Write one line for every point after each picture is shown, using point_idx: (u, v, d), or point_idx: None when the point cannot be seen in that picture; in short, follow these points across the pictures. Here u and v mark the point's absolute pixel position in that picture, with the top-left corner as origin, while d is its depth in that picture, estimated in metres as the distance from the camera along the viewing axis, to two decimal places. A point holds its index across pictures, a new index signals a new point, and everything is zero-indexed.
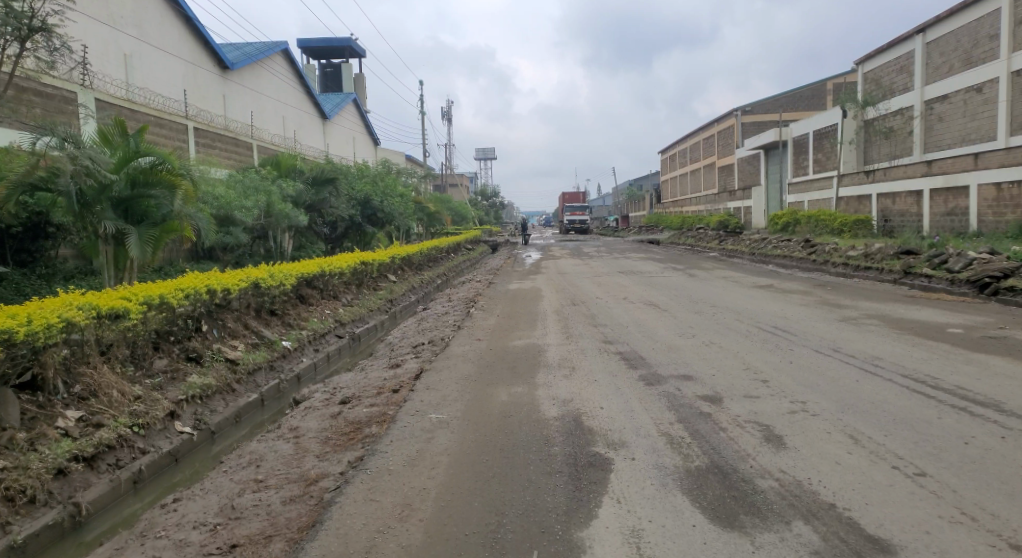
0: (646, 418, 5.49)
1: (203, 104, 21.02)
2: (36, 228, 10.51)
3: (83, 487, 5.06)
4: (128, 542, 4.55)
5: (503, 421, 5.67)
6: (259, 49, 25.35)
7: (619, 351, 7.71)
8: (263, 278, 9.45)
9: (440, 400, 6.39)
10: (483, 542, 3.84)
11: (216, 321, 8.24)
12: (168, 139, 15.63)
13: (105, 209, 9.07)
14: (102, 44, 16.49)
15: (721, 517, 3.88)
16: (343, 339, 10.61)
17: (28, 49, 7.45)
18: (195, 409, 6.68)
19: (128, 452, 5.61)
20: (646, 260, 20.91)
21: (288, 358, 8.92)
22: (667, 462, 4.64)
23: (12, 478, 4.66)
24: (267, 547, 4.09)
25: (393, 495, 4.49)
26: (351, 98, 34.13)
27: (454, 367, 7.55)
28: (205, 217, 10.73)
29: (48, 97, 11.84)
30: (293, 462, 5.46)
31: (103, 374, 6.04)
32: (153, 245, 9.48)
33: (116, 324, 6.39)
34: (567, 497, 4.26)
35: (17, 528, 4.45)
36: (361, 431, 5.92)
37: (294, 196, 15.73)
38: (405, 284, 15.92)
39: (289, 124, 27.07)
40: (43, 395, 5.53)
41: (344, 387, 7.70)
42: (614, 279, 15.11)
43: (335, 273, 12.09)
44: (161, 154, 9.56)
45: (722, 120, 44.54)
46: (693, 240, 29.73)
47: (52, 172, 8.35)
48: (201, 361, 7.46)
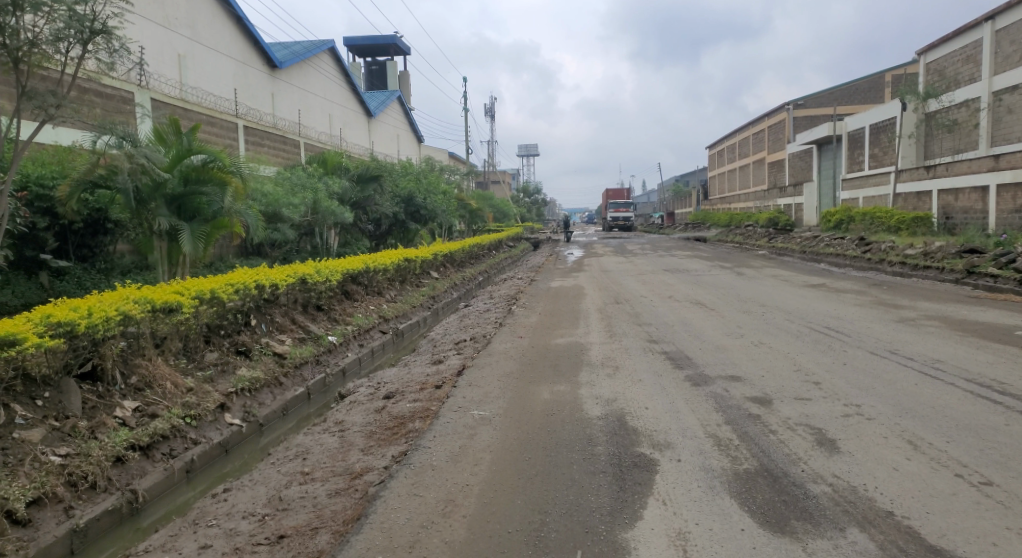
0: (693, 418, 5.40)
1: (253, 102, 21.52)
2: (96, 224, 10.88)
3: (139, 475, 5.22)
4: (182, 530, 4.68)
5: (546, 419, 5.63)
6: (306, 48, 25.81)
7: (664, 350, 7.60)
8: (310, 273, 9.63)
9: (482, 397, 6.39)
10: (526, 540, 3.82)
11: (265, 316, 8.45)
12: (219, 137, 16.03)
13: (159, 206, 9.39)
14: (158, 46, 16.99)
15: (771, 522, 3.78)
16: (386, 334, 10.72)
17: (89, 52, 7.68)
18: (244, 401, 6.85)
19: (180, 443, 5.77)
20: (692, 258, 20.58)
21: (334, 352, 9.05)
22: (714, 464, 4.54)
23: (75, 464, 4.87)
24: (313, 539, 4.15)
25: (437, 491, 4.50)
26: (395, 96, 34.49)
27: (495, 365, 7.54)
28: (255, 214, 10.98)
29: (107, 97, 12.28)
30: (337, 456, 5.54)
31: (157, 366, 6.26)
32: (204, 241, 9.78)
33: (170, 318, 6.59)
34: (611, 498, 4.21)
35: (79, 512, 4.62)
36: (404, 426, 5.96)
37: (340, 193, 15.98)
38: (446, 281, 16.02)
39: (335, 122, 27.52)
40: (102, 385, 5.73)
41: (388, 382, 7.78)
42: (661, 277, 14.89)
43: (379, 270, 12.23)
44: (213, 153, 9.79)
45: (773, 114, 43.52)
46: (740, 237, 29.14)
47: (111, 171, 8.66)
48: (250, 355, 7.64)
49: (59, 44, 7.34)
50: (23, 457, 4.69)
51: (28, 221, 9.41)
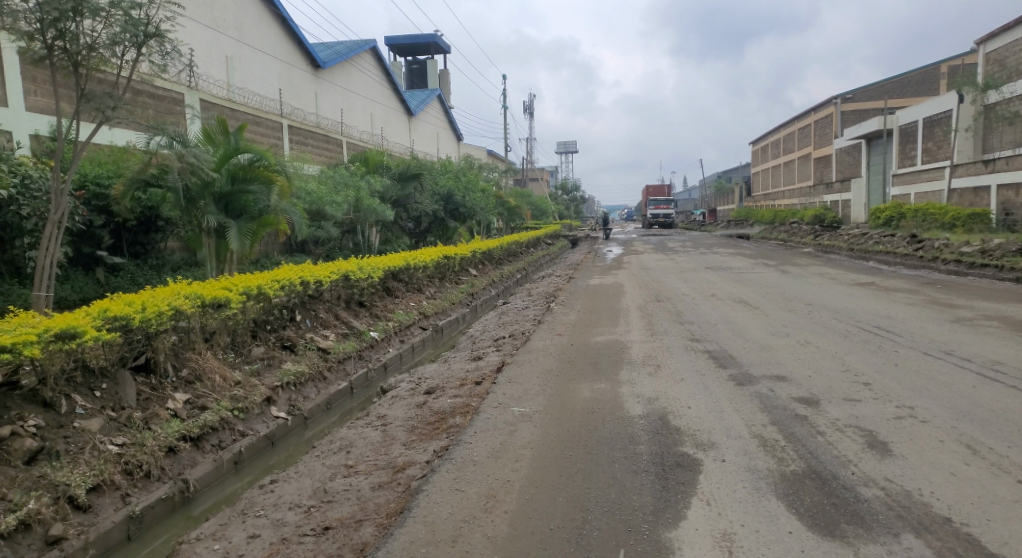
0: (737, 418, 5.32)
1: (297, 102, 21.93)
2: (148, 222, 11.21)
3: (191, 465, 5.39)
4: (231, 519, 4.81)
5: (586, 418, 5.61)
6: (349, 47, 26.17)
7: (706, 349, 7.48)
8: (353, 270, 9.78)
9: (522, 394, 6.40)
10: (568, 537, 3.82)
11: (309, 311, 8.62)
12: (265, 137, 16.38)
13: (208, 204, 9.67)
14: (207, 48, 17.45)
15: (820, 525, 3.70)
16: (426, 330, 10.83)
17: (143, 55, 7.90)
18: (290, 395, 7.01)
19: (229, 434, 5.93)
20: (735, 255, 20.19)
21: (375, 348, 9.18)
22: (760, 465, 4.46)
23: (131, 453, 5.04)
24: (358, 531, 4.22)
25: (478, 486, 4.53)
26: (435, 94, 34.72)
27: (535, 362, 7.53)
28: (299, 211, 11.19)
29: (159, 99, 12.67)
30: (380, 450, 5.62)
31: (207, 359, 6.45)
32: (250, 239, 10.04)
33: (218, 313, 6.77)
34: (654, 497, 4.18)
35: (135, 500, 4.79)
36: (445, 421, 6.02)
37: (381, 191, 16.16)
38: (485, 278, 16.07)
39: (376, 121, 27.86)
40: (155, 377, 5.93)
41: (428, 377, 7.86)
42: (703, 275, 14.69)
43: (419, 267, 12.36)
44: (259, 152, 10.01)
45: (820, 108, 42.45)
46: (785, 235, 28.54)
47: (162, 170, 8.95)
48: (295, 350, 7.80)
49: (114, 48, 7.57)
50: (82, 446, 4.87)
51: (86, 219, 9.77)
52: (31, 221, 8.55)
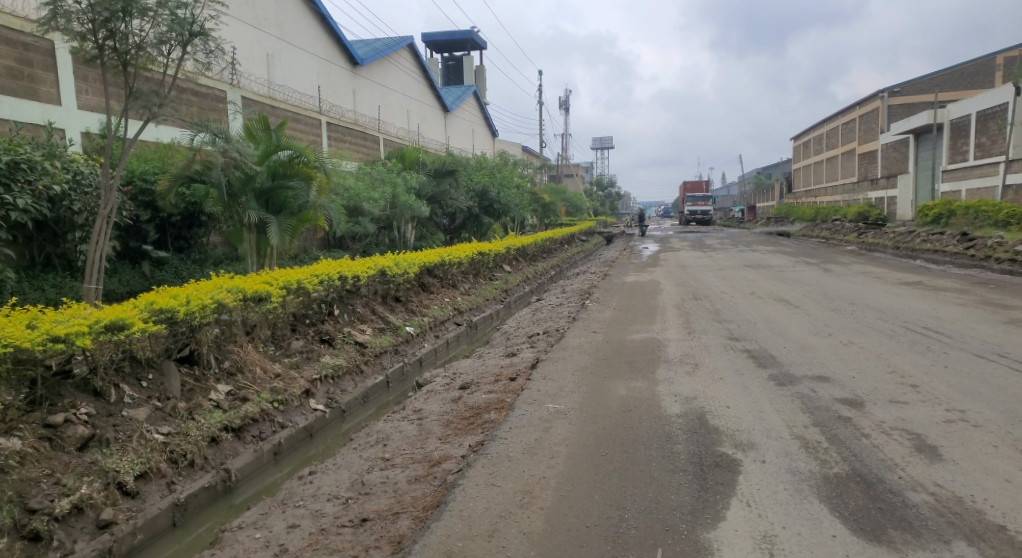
0: (778, 419, 5.22)
1: (335, 99, 22.20)
2: (192, 217, 11.46)
3: (232, 455, 5.51)
4: (272, 508, 4.90)
5: (623, 416, 5.57)
6: (386, 44, 26.38)
7: (746, 348, 7.36)
8: (389, 265, 9.87)
9: (557, 390, 6.39)
10: (605, 535, 3.81)
11: (346, 306, 8.74)
12: (304, 133, 16.63)
13: (249, 200, 9.88)
14: (249, 46, 17.77)
15: (866, 529, 3.61)
16: (461, 326, 10.89)
17: (188, 53, 8.05)
18: (328, 388, 7.12)
19: (269, 426, 6.05)
20: (775, 253, 19.80)
21: (411, 343, 9.26)
22: (802, 467, 4.38)
23: (176, 442, 5.18)
24: (395, 524, 4.27)
25: (514, 481, 4.53)
26: (471, 90, 34.80)
27: (570, 359, 7.51)
28: (337, 207, 11.33)
29: (203, 96, 12.94)
30: (416, 443, 5.67)
31: (248, 352, 6.59)
32: (290, 234, 10.20)
33: (259, 306, 6.91)
34: (692, 497, 4.13)
35: (180, 487, 4.92)
36: (480, 417, 6.04)
37: (417, 187, 16.26)
38: (519, 275, 16.09)
39: (412, 117, 28.03)
40: (199, 368, 6.08)
41: (463, 373, 7.90)
42: (741, 273, 14.44)
43: (454, 263, 12.43)
44: (299, 148, 10.14)
45: (866, 102, 41.32)
46: (827, 232, 27.88)
47: (205, 166, 9.16)
48: (333, 343, 7.92)
49: (162, 47, 7.74)
50: (131, 434, 5.01)
51: (132, 214, 10.05)
52: (82, 215, 8.85)
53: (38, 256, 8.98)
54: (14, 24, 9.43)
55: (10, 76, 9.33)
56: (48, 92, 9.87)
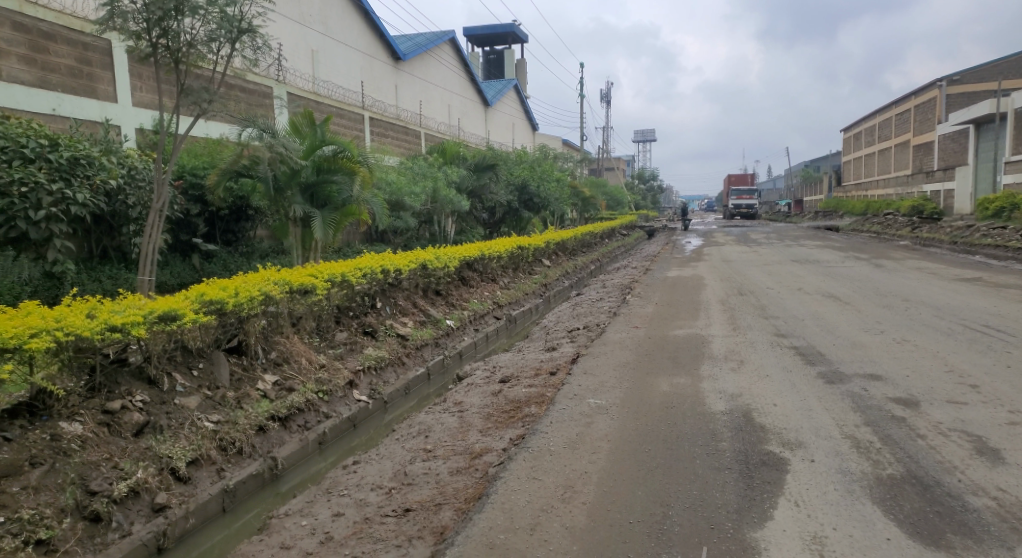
0: (827, 418, 5.08)
1: (378, 94, 22.44)
2: (240, 211, 11.73)
3: (278, 444, 5.63)
4: (317, 497, 4.99)
5: (666, 412, 5.50)
6: (428, 39, 26.52)
7: (793, 345, 7.18)
8: (430, 259, 9.95)
9: (599, 386, 6.34)
10: (648, 532, 3.77)
11: (389, 299, 8.85)
12: (348, 128, 16.86)
13: (295, 194, 10.06)
14: (294, 42, 18.08)
15: (923, 533, 3.50)
16: (500, 320, 10.91)
17: (237, 51, 8.19)
18: (371, 379, 7.22)
19: (314, 416, 6.16)
20: (824, 248, 19.29)
21: (451, 336, 9.32)
22: (853, 468, 4.25)
23: (225, 430, 5.32)
24: (437, 514, 4.31)
25: (556, 476, 4.52)
26: (512, 84, 34.77)
27: (611, 354, 7.44)
28: (380, 201, 11.44)
29: (251, 92, 13.21)
30: (458, 435, 5.70)
31: (294, 343, 6.73)
32: (334, 228, 10.36)
33: (305, 299, 7.04)
34: (738, 496, 4.06)
35: (229, 474, 5.05)
36: (521, 410, 6.04)
37: (458, 181, 16.32)
38: (558, 269, 16.04)
39: (454, 111, 28.14)
40: (246, 358, 6.24)
41: (503, 366, 7.91)
42: (788, 268, 14.11)
43: (494, 257, 12.46)
44: (343, 143, 10.29)
45: (922, 91, 39.86)
46: (879, 226, 27.03)
47: (253, 161, 9.50)
48: (375, 336, 8.02)
49: (211, 44, 7.90)
50: (182, 422, 5.16)
51: (183, 208, 10.33)
52: (136, 210, 9.15)
53: (95, 249, 9.25)
54: (75, 25, 9.77)
55: (70, 75, 9.68)
56: (105, 90, 10.20)
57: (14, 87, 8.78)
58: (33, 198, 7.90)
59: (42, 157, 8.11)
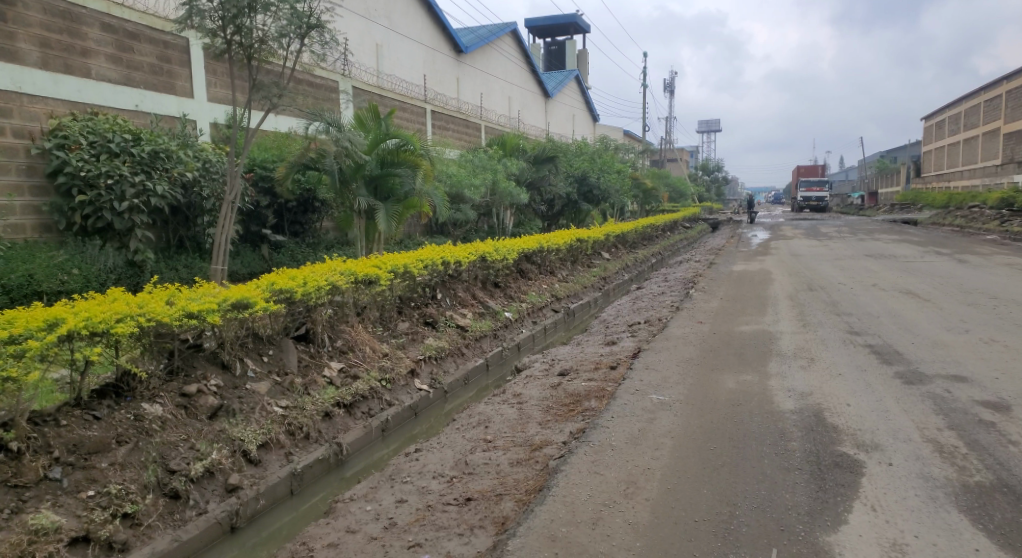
0: (906, 420, 4.85)
1: (440, 87, 22.65)
2: (307, 203, 12.03)
3: (344, 430, 5.76)
4: (381, 483, 5.09)
5: (732, 410, 5.36)
6: (490, 31, 26.55)
7: (867, 343, 6.89)
8: (489, 251, 9.98)
9: (661, 381, 6.23)
10: (714, 530, 3.68)
11: (449, 290, 8.94)
12: (410, 122, 17.08)
13: (359, 186, 10.25)
14: (360, 37, 18.40)
15: (1015, 545, 3.30)
16: (558, 313, 10.86)
17: (306, 45, 8.38)
18: (431, 368, 7.30)
19: (377, 403, 6.29)
20: (903, 242, 18.39)
21: (509, 328, 9.34)
22: (935, 473, 4.04)
23: (293, 415, 5.48)
24: (499, 505, 4.33)
25: (617, 470, 4.48)
26: (573, 75, 34.49)
27: (674, 349, 7.29)
28: (441, 194, 11.52)
29: (318, 87, 13.54)
30: (517, 427, 5.70)
31: (358, 332, 6.88)
32: (397, 220, 10.51)
33: (369, 289, 7.18)
34: (809, 497, 3.92)
35: (297, 458, 5.20)
36: (580, 404, 6.00)
37: (518, 173, 16.30)
38: (618, 262, 15.86)
39: (514, 104, 28.14)
40: (313, 346, 6.41)
41: (562, 359, 7.89)
42: (862, 263, 13.52)
43: (553, 250, 12.41)
44: (406, 137, 10.37)
45: (1013, 76, 37.40)
46: (963, 220, 25.57)
47: (320, 154, 9.80)
48: (436, 326, 8.10)
49: (282, 40, 8.11)
50: (254, 406, 5.34)
51: (254, 199, 10.69)
52: (210, 201, 9.52)
53: (172, 239, 9.68)
54: (156, 24, 10.20)
55: (152, 73, 10.12)
56: (183, 86, 10.64)
57: (100, 84, 9.26)
58: (117, 190, 8.37)
59: (126, 152, 8.58)
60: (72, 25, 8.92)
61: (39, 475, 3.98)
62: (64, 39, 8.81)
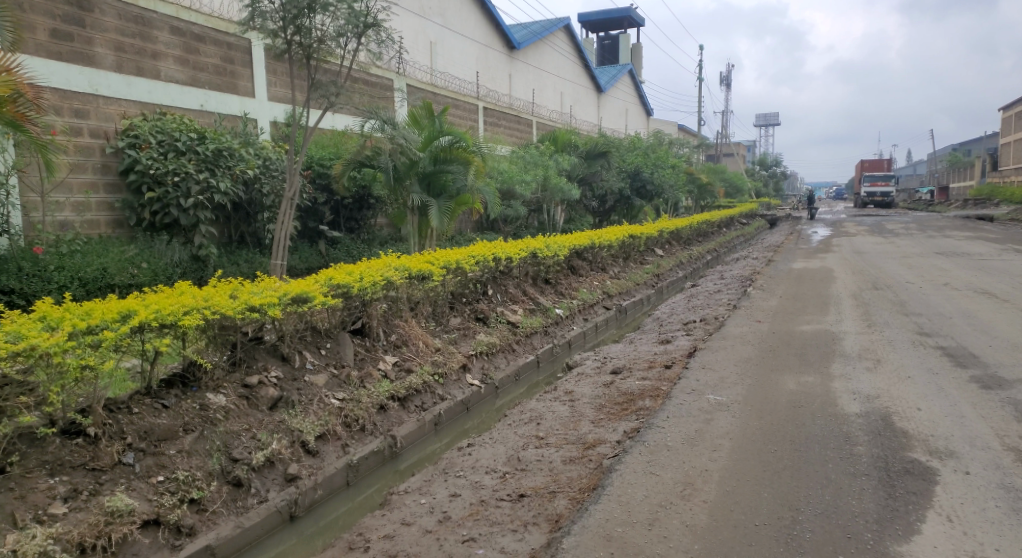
0: (984, 426, 4.61)
1: (493, 84, 22.72)
2: (362, 200, 12.21)
3: (397, 424, 5.83)
4: (434, 476, 5.13)
5: (793, 412, 5.19)
6: (543, 26, 26.46)
7: (939, 346, 6.58)
8: (540, 248, 9.95)
9: (718, 382, 6.08)
10: (776, 535, 3.57)
11: (499, 286, 8.96)
12: (463, 119, 17.17)
13: (413, 183, 10.34)
14: (414, 35, 18.59)
15: None
16: (610, 311, 10.74)
17: (363, 44, 8.49)
18: (483, 363, 7.33)
19: (430, 397, 6.34)
20: (977, 239, 17.46)
21: (560, 324, 9.29)
22: (1018, 484, 3.83)
23: (350, 407, 5.57)
24: (552, 502, 4.30)
25: (674, 471, 4.39)
26: (626, 70, 34.07)
27: (732, 349, 7.12)
28: (492, 190, 11.53)
29: (373, 85, 13.73)
30: (570, 425, 5.66)
31: (411, 327, 6.95)
32: (449, 217, 10.57)
33: (423, 284, 7.24)
34: (877, 504, 3.76)
35: (353, 449, 5.28)
36: (634, 403, 5.91)
37: (570, 169, 16.20)
38: (672, 259, 15.59)
39: (567, 99, 27.99)
40: (369, 340, 6.51)
41: (614, 357, 7.79)
42: (932, 261, 12.90)
43: (604, 246, 12.28)
44: (459, 134, 10.44)
45: None
46: None
47: (375, 151, 10.01)
48: (487, 322, 8.12)
49: (340, 39, 8.23)
50: (312, 398, 5.46)
51: (311, 196, 10.93)
52: (270, 198, 9.75)
53: (234, 235, 9.97)
54: (221, 27, 10.50)
55: (216, 74, 10.45)
56: (245, 86, 10.94)
57: (169, 85, 9.61)
58: (183, 187, 8.67)
59: (192, 150, 8.87)
60: (144, 29, 9.28)
61: (114, 460, 4.14)
62: (137, 42, 9.17)
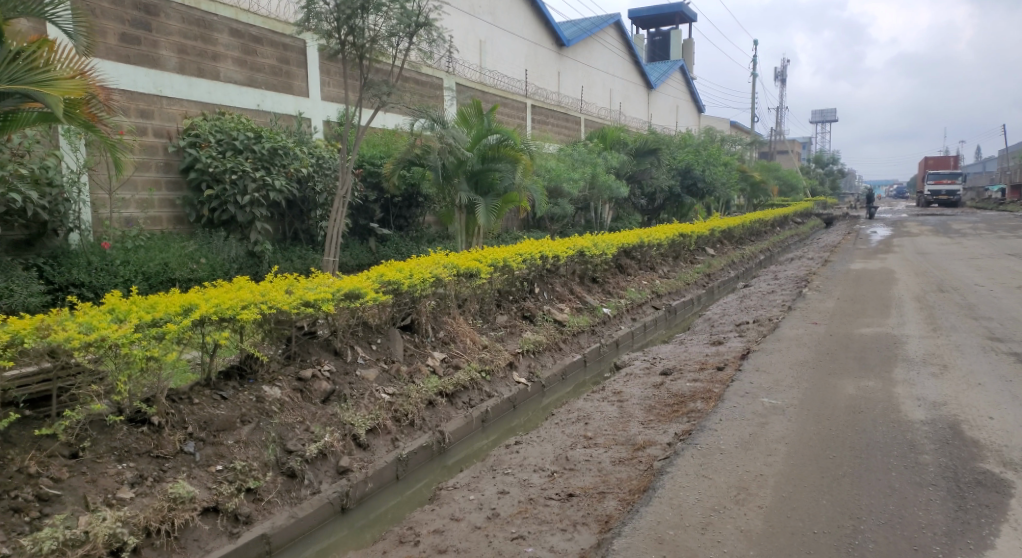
0: None
1: (541, 81, 22.67)
2: (411, 198, 12.36)
3: (445, 419, 5.86)
4: (482, 473, 5.14)
5: (852, 417, 5.01)
6: (593, 23, 26.28)
7: (1012, 352, 6.25)
8: (588, 246, 9.87)
9: (773, 384, 5.93)
10: (837, 544, 3.45)
11: (546, 285, 8.93)
12: (511, 117, 17.19)
13: (461, 181, 10.41)
14: (464, 34, 18.70)
15: None
16: (659, 311, 10.58)
17: (414, 43, 8.56)
18: (530, 361, 7.31)
19: (477, 394, 6.35)
20: None
21: (608, 324, 9.20)
22: None
23: (399, 402, 5.62)
24: (602, 503, 4.25)
25: (727, 475, 4.28)
26: (677, 66, 33.56)
27: (787, 351, 6.92)
28: (539, 188, 11.49)
29: (424, 84, 13.86)
30: (619, 425, 5.59)
31: (459, 324, 6.98)
32: (496, 215, 10.59)
33: (470, 282, 7.27)
34: (946, 516, 3.60)
35: (403, 444, 5.33)
36: (685, 405, 5.80)
37: (618, 166, 16.04)
38: (723, 258, 15.28)
39: (616, 97, 27.74)
40: (417, 336, 6.57)
41: (664, 358, 7.67)
42: (1003, 262, 12.26)
43: (653, 245, 12.11)
44: (508, 133, 10.38)
45: None
46: None
47: (424, 150, 10.21)
48: (534, 321, 8.11)
49: (391, 39, 8.32)
50: (363, 392, 5.53)
51: (362, 194, 11.11)
52: (322, 195, 9.93)
53: (287, 231, 10.19)
54: (278, 28, 10.75)
55: (272, 74, 10.70)
56: (299, 86, 11.17)
57: (227, 86, 9.89)
58: (240, 184, 8.91)
59: (249, 149, 9.13)
60: (205, 32, 9.56)
61: (177, 448, 4.28)
62: (199, 45, 9.46)
